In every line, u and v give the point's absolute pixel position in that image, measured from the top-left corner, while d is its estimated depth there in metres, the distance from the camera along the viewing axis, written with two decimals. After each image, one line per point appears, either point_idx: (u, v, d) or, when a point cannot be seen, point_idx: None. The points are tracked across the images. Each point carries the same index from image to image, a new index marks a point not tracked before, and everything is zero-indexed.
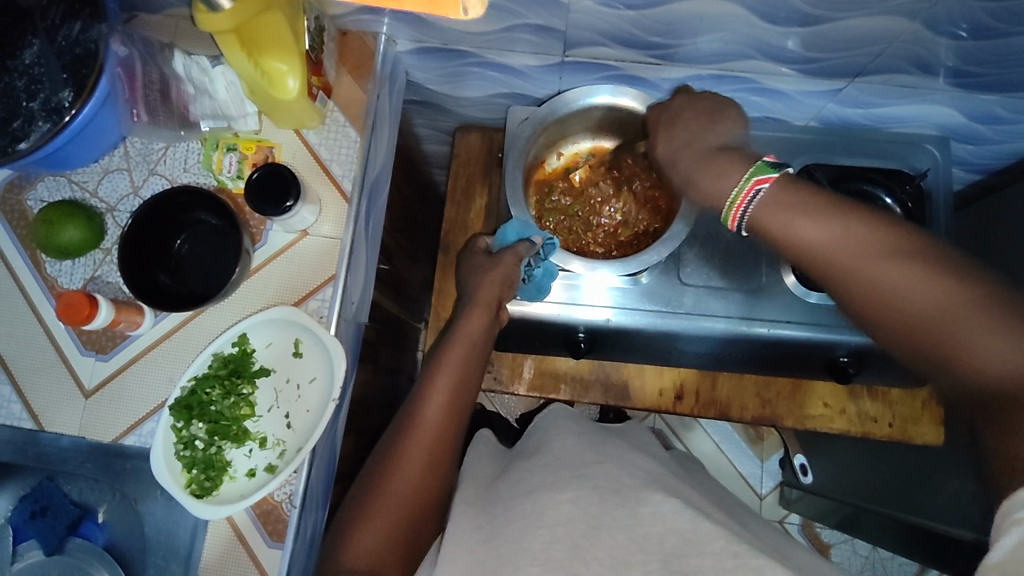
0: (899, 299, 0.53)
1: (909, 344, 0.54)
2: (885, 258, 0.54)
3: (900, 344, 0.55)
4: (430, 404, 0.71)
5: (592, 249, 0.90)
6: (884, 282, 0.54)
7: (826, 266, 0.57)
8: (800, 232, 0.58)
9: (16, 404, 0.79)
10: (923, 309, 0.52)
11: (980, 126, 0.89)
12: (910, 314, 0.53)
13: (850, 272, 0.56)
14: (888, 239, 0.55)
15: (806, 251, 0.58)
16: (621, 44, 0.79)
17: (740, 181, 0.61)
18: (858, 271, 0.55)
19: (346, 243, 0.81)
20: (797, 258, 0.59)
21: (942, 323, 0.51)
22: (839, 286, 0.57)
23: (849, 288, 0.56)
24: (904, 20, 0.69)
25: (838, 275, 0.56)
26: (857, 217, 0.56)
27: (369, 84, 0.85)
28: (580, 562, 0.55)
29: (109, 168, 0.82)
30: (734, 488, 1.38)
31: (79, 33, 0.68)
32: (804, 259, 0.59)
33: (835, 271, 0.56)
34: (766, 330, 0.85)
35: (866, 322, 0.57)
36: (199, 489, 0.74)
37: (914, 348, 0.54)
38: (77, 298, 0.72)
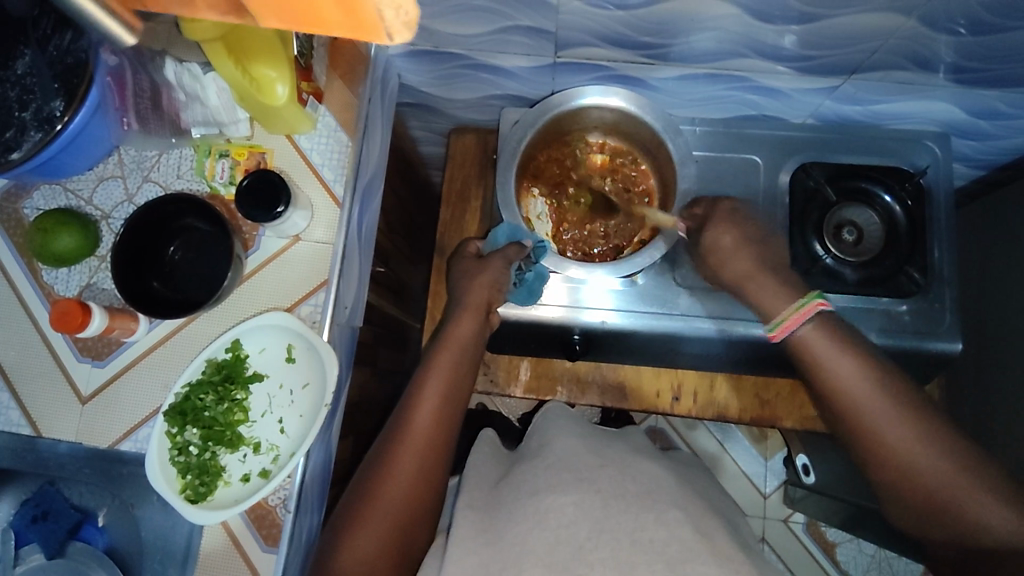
0: (907, 455, 0.64)
1: (903, 491, 0.65)
2: (902, 418, 0.65)
3: (898, 490, 0.65)
4: (421, 410, 0.70)
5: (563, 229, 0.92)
6: (903, 439, 0.64)
7: (852, 411, 0.67)
8: (831, 373, 0.69)
9: (14, 411, 0.80)
10: (928, 469, 0.63)
11: (982, 122, 0.87)
12: (916, 471, 0.63)
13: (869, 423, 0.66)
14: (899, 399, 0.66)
15: (836, 392, 0.68)
16: (613, 45, 0.78)
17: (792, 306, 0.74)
18: (880, 423, 0.66)
19: (338, 248, 0.81)
20: (826, 395, 0.70)
21: (942, 481, 0.62)
22: (857, 432, 0.67)
23: (866, 434, 0.66)
24: (901, 17, 0.68)
25: (863, 425, 0.67)
26: (883, 372, 0.68)
27: (360, 89, 0.85)
28: (582, 564, 0.56)
29: (104, 176, 0.83)
30: (737, 487, 1.37)
31: (70, 42, 0.67)
32: (834, 401, 0.69)
33: (861, 417, 0.67)
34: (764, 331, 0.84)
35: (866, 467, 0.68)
36: (193, 494, 0.74)
37: (912, 496, 0.64)
38: (70, 306, 0.73)
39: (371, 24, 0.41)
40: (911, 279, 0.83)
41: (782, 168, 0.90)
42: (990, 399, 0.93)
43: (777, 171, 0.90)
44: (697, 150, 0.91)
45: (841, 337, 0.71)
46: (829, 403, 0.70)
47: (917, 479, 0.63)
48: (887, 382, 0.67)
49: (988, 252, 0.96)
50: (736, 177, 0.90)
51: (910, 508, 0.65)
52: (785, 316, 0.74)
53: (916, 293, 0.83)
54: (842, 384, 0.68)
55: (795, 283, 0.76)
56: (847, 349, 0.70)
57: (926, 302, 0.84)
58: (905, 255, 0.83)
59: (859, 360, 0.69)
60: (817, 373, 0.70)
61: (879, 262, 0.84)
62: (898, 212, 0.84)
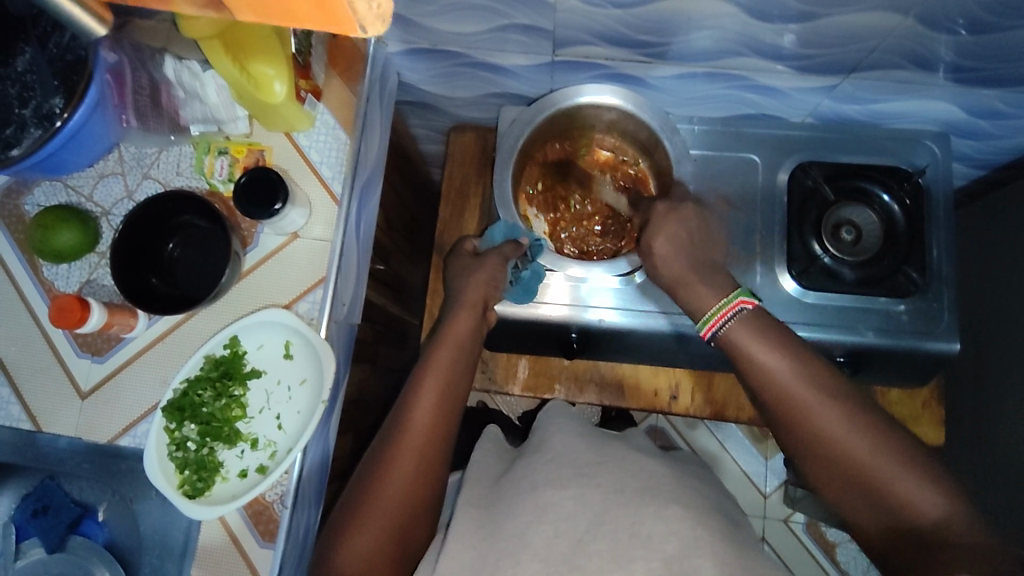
0: (841, 444, 0.62)
1: (837, 481, 0.63)
2: (830, 400, 0.64)
3: (832, 481, 0.63)
4: (418, 408, 0.71)
5: (561, 231, 0.92)
6: (834, 424, 0.63)
7: (786, 403, 0.65)
8: (765, 366, 0.67)
9: (15, 406, 0.80)
10: (862, 457, 0.61)
11: (982, 122, 0.87)
12: (851, 461, 0.61)
13: (798, 407, 0.64)
14: (828, 383, 0.65)
15: (770, 384, 0.66)
16: (611, 44, 0.78)
17: (717, 304, 0.72)
18: (809, 406, 0.64)
19: (336, 245, 0.81)
20: (754, 382, 0.68)
21: (876, 469, 0.60)
22: (789, 424, 0.65)
23: (800, 426, 0.64)
24: (898, 15, 0.68)
25: (797, 416, 0.64)
26: (809, 357, 0.67)
27: (358, 86, 0.85)
28: (581, 556, 0.56)
29: (104, 172, 0.83)
30: (738, 486, 1.37)
31: (70, 40, 0.68)
32: (767, 394, 0.67)
33: (794, 408, 0.65)
34: None
35: (800, 460, 0.65)
36: (191, 489, 0.75)
37: (843, 483, 0.62)
38: (69, 302, 0.73)
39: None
40: (909, 279, 0.83)
41: (780, 167, 0.90)
42: (990, 398, 0.93)
43: (775, 170, 0.90)
44: (696, 148, 0.91)
45: (775, 330, 0.69)
46: (760, 394, 0.68)
47: (847, 461, 0.61)
48: (819, 372, 0.66)
49: (988, 251, 0.96)
50: (734, 175, 0.90)
51: (844, 500, 0.63)
52: (711, 313, 0.72)
53: (914, 293, 0.83)
54: (775, 376, 0.66)
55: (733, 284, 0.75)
56: (782, 341, 0.68)
57: (925, 301, 0.84)
58: (902, 255, 0.83)
59: (792, 353, 0.67)
60: (749, 364, 0.68)
61: (877, 262, 0.83)
62: (897, 211, 0.84)
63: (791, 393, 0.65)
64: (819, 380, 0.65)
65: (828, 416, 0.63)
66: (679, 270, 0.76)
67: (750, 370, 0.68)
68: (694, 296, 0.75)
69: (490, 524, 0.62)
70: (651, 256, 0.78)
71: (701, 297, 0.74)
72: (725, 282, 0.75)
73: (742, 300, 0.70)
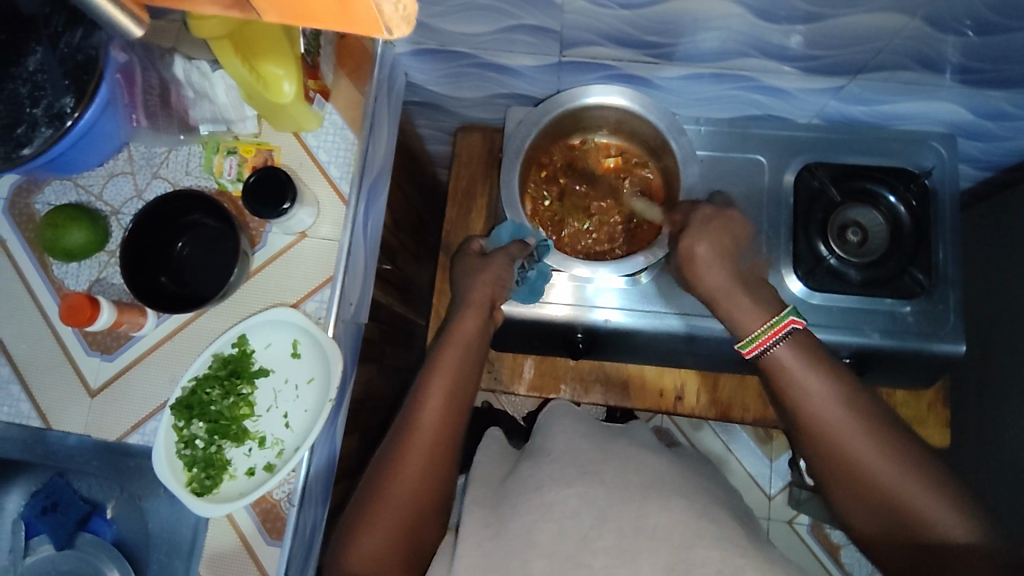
0: (868, 466, 0.62)
1: (860, 500, 0.63)
2: (862, 421, 0.64)
3: (858, 503, 0.63)
4: (426, 407, 0.71)
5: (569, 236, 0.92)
6: (864, 446, 0.63)
7: (816, 423, 0.65)
8: (797, 382, 0.67)
9: (24, 403, 0.81)
10: (889, 481, 0.61)
11: (988, 123, 0.87)
12: (878, 483, 0.61)
13: (829, 426, 0.65)
14: (861, 404, 0.65)
15: (801, 403, 0.67)
16: (617, 44, 0.79)
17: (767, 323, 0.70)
18: (841, 426, 0.64)
19: (344, 244, 0.82)
20: (786, 397, 0.68)
21: (903, 493, 0.60)
22: (818, 443, 0.65)
23: (828, 445, 0.65)
24: (904, 17, 0.68)
25: (825, 435, 0.65)
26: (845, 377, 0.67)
27: (367, 88, 0.86)
28: (587, 553, 0.57)
29: (114, 172, 0.84)
30: (743, 487, 1.37)
31: (81, 39, 0.68)
32: (796, 410, 0.67)
33: (824, 427, 0.65)
34: None
35: (824, 480, 0.66)
36: (199, 487, 0.76)
37: (866, 504, 0.63)
38: (79, 300, 0.74)
39: (367, 19, 0.41)
40: (915, 280, 0.83)
41: (786, 168, 0.90)
42: (996, 400, 0.93)
43: (781, 171, 0.90)
44: (702, 149, 0.91)
45: (809, 348, 0.69)
46: (791, 410, 0.68)
47: (874, 483, 0.62)
48: (852, 392, 0.66)
49: (993, 253, 0.96)
50: (741, 176, 0.90)
51: (868, 522, 0.63)
52: (759, 333, 0.70)
53: (920, 295, 0.83)
54: (806, 394, 0.66)
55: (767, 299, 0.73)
56: (815, 357, 0.68)
57: (930, 302, 0.84)
58: (908, 256, 0.83)
59: (827, 372, 0.67)
60: (784, 379, 0.68)
61: (882, 264, 0.83)
62: (903, 212, 0.84)
63: (823, 412, 0.65)
64: (853, 402, 0.65)
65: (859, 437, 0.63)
66: (721, 283, 0.75)
67: (781, 386, 0.69)
68: (726, 308, 0.74)
69: (496, 522, 0.63)
70: (694, 265, 0.76)
71: (721, 301, 0.74)
72: (735, 282, 0.74)
73: (794, 320, 0.69)
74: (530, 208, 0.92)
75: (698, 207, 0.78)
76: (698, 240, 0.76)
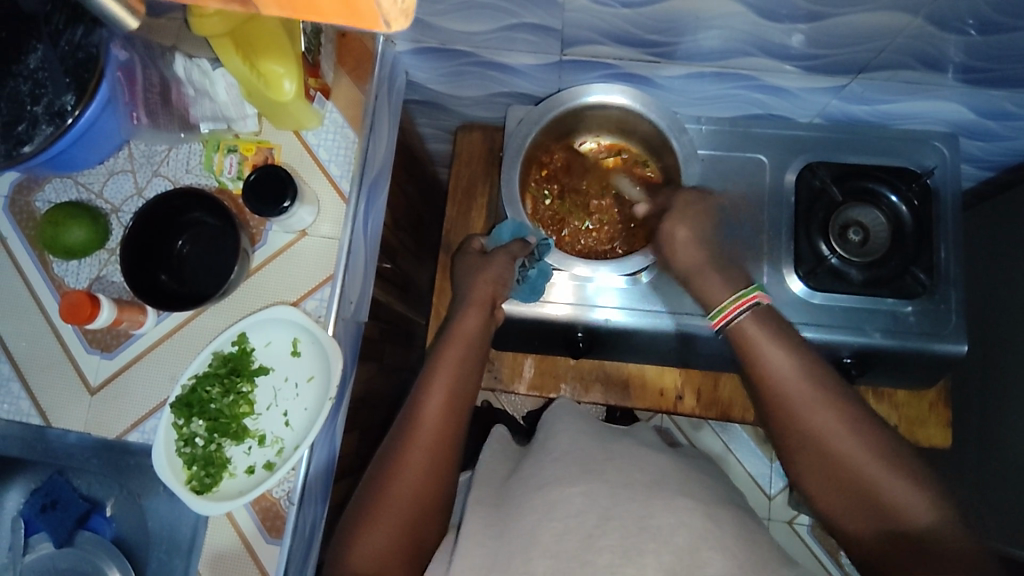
0: (836, 445, 0.62)
1: (824, 480, 0.63)
2: (828, 402, 0.64)
3: (824, 482, 0.63)
4: (427, 406, 0.71)
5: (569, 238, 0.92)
6: (831, 426, 0.63)
7: (785, 401, 0.65)
8: (768, 360, 0.67)
9: (24, 401, 0.81)
10: (856, 459, 0.61)
11: (990, 123, 0.87)
12: (846, 462, 0.62)
13: (796, 407, 0.64)
14: (827, 384, 0.65)
15: (771, 381, 0.66)
16: (619, 43, 0.78)
17: (732, 297, 0.71)
18: (807, 406, 0.64)
19: (344, 243, 0.82)
20: (754, 378, 0.68)
21: (868, 471, 0.61)
22: (786, 422, 0.65)
23: (797, 424, 0.64)
24: (907, 15, 0.68)
25: (794, 415, 0.65)
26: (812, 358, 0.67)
27: (368, 86, 0.86)
28: (591, 552, 0.56)
29: (114, 169, 0.84)
30: (743, 487, 1.37)
31: (81, 37, 0.68)
32: (766, 391, 0.67)
33: (794, 406, 0.65)
34: None
35: (793, 461, 0.66)
36: (198, 485, 0.76)
37: (830, 483, 0.63)
38: (79, 298, 0.74)
39: (369, 13, 0.40)
40: (917, 280, 0.82)
41: (788, 168, 0.89)
42: (997, 400, 0.93)
43: (783, 171, 0.90)
44: (703, 148, 0.91)
45: (782, 328, 0.69)
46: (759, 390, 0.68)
47: (840, 462, 0.62)
48: (821, 371, 0.66)
49: (995, 253, 0.95)
50: (743, 175, 0.90)
51: (835, 502, 0.63)
52: (725, 305, 0.71)
53: (921, 295, 0.83)
54: (777, 373, 0.66)
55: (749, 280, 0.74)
56: (784, 338, 0.68)
57: (932, 302, 0.84)
58: (911, 255, 0.82)
59: (798, 352, 0.67)
60: (755, 362, 0.68)
61: (884, 263, 0.83)
62: (905, 212, 0.83)
63: (791, 393, 0.65)
64: (819, 382, 0.65)
65: (824, 418, 0.63)
66: (711, 276, 0.74)
67: (753, 365, 0.68)
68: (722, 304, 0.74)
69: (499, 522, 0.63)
70: (672, 245, 0.77)
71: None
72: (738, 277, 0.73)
73: (761, 294, 0.70)
74: (530, 207, 0.92)
75: (681, 193, 0.79)
76: (686, 234, 0.76)
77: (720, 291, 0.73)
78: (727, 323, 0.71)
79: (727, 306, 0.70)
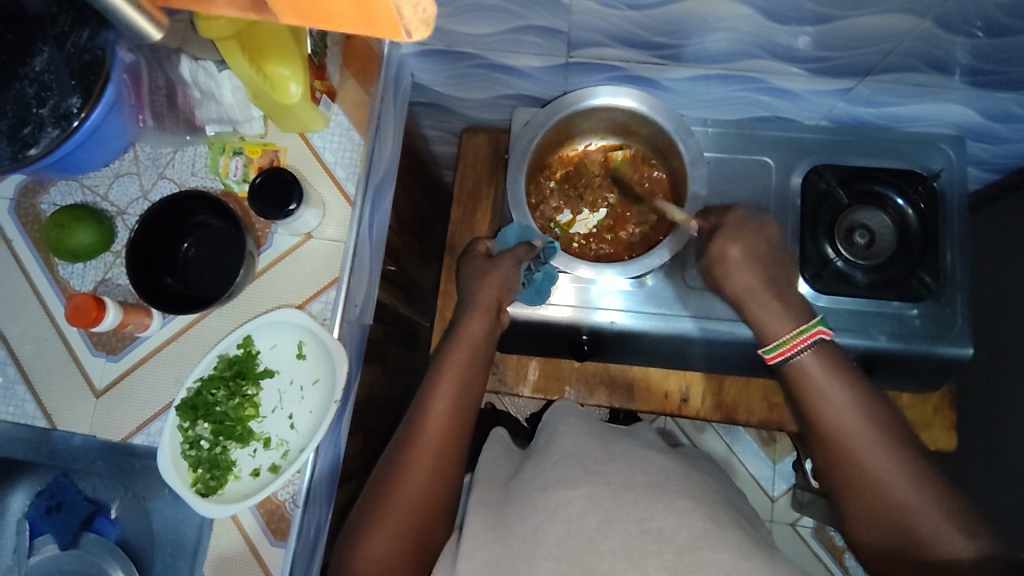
0: (884, 482, 0.62)
1: (870, 516, 0.63)
2: (881, 440, 0.64)
3: (868, 517, 0.63)
4: (433, 410, 0.71)
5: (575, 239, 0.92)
6: (882, 464, 0.63)
7: (834, 434, 0.66)
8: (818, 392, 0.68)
9: (29, 403, 0.81)
10: (902, 498, 0.61)
11: (997, 125, 0.86)
12: (891, 498, 0.62)
13: (848, 443, 0.65)
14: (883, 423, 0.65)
15: (819, 412, 0.67)
16: (624, 45, 0.78)
17: (796, 329, 0.71)
18: (859, 442, 0.64)
19: (349, 245, 0.82)
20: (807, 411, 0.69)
21: (913, 512, 0.61)
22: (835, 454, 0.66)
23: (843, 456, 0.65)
24: (915, 17, 0.67)
25: (843, 448, 0.65)
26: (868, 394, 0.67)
27: (373, 88, 0.86)
28: (593, 556, 0.55)
29: (120, 172, 0.84)
30: (747, 489, 1.37)
31: (87, 40, 0.67)
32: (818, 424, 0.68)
33: (841, 439, 0.65)
34: None
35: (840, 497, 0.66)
36: (203, 488, 0.75)
37: (877, 521, 0.63)
38: (85, 301, 0.74)
39: (386, 21, 0.41)
40: (923, 283, 0.82)
41: (794, 171, 0.89)
42: (1002, 404, 0.92)
43: (789, 174, 0.89)
44: (709, 151, 0.91)
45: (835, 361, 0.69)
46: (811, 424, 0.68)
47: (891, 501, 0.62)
48: (873, 408, 0.66)
49: (1000, 255, 0.95)
50: (748, 178, 0.90)
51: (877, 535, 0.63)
52: (784, 339, 0.71)
53: (927, 297, 0.82)
54: (827, 407, 0.67)
55: (794, 305, 0.74)
56: (845, 373, 0.69)
57: (937, 305, 0.83)
58: (917, 258, 0.82)
59: (850, 386, 0.68)
60: (810, 395, 0.69)
61: (890, 266, 0.83)
62: (911, 216, 0.83)
63: (843, 428, 0.66)
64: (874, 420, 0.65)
65: (877, 456, 0.63)
66: (752, 285, 0.74)
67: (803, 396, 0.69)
68: (755, 310, 0.74)
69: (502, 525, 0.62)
70: (724, 265, 0.76)
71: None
72: (765, 296, 0.74)
73: (822, 329, 0.70)
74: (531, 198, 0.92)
75: (731, 211, 0.79)
76: (731, 241, 0.76)
77: None
78: (787, 356, 0.71)
79: (792, 339, 0.70)
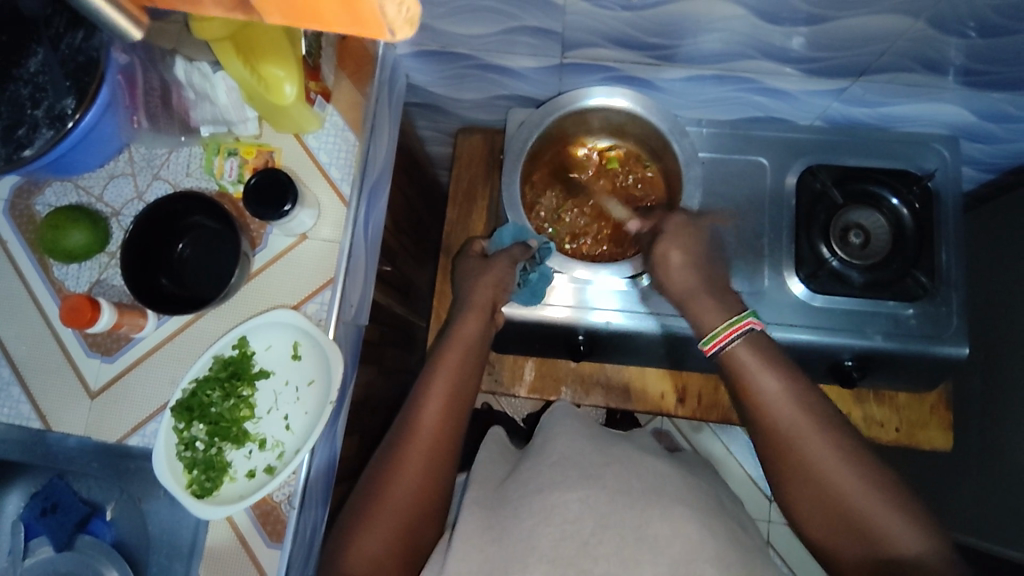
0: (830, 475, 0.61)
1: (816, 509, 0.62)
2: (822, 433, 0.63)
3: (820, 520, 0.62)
4: (425, 409, 0.71)
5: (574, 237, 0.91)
6: (826, 458, 0.62)
7: (778, 430, 0.65)
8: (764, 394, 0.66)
9: (24, 405, 0.81)
10: (847, 490, 0.61)
11: (991, 125, 0.86)
12: (836, 490, 0.61)
13: (791, 438, 0.64)
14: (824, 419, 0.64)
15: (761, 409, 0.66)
16: (618, 45, 0.78)
17: (725, 322, 0.70)
18: (802, 438, 0.63)
19: (345, 246, 0.82)
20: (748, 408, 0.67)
21: (862, 501, 0.60)
22: (783, 455, 0.64)
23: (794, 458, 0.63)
24: (908, 18, 0.68)
25: (788, 443, 0.64)
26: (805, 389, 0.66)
27: (367, 89, 0.86)
28: (587, 560, 0.56)
29: (114, 173, 0.84)
30: (743, 489, 1.37)
31: (82, 41, 0.67)
32: (760, 421, 0.66)
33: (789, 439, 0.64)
34: (781, 333, 0.84)
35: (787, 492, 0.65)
36: (199, 489, 0.75)
37: (823, 515, 0.62)
38: (80, 301, 0.74)
39: (373, 23, 0.43)
40: (918, 283, 0.82)
41: (789, 170, 0.89)
42: (995, 403, 0.93)
43: (784, 173, 0.90)
44: (704, 151, 0.91)
45: (782, 359, 0.68)
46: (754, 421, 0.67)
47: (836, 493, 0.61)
48: (813, 399, 0.65)
49: (996, 255, 0.95)
50: (744, 177, 0.90)
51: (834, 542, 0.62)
52: (717, 331, 0.70)
53: (923, 297, 0.83)
54: (769, 401, 0.65)
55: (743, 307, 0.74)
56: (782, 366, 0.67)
57: (933, 304, 0.83)
58: (911, 258, 0.82)
59: (789, 379, 0.66)
60: (750, 394, 0.67)
61: (885, 266, 0.83)
62: (906, 215, 0.83)
63: (786, 425, 0.64)
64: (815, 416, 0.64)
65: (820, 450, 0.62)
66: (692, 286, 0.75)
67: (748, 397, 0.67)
68: None
69: (496, 526, 0.62)
70: (665, 268, 0.76)
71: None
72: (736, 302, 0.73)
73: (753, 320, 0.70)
74: (526, 199, 0.92)
75: (671, 215, 0.79)
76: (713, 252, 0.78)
77: (724, 301, 0.73)
78: (720, 349, 0.70)
79: (721, 331, 0.69)
